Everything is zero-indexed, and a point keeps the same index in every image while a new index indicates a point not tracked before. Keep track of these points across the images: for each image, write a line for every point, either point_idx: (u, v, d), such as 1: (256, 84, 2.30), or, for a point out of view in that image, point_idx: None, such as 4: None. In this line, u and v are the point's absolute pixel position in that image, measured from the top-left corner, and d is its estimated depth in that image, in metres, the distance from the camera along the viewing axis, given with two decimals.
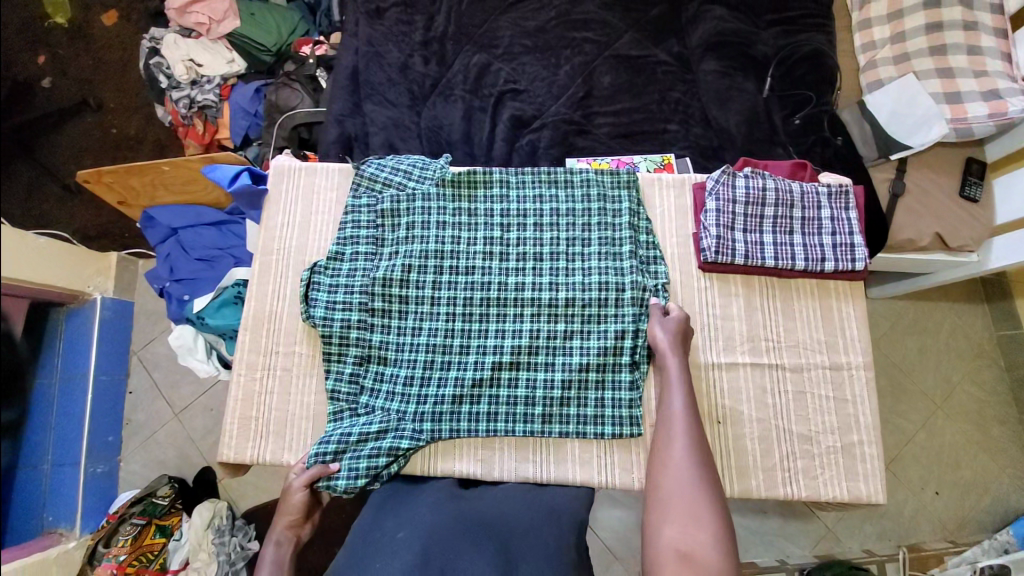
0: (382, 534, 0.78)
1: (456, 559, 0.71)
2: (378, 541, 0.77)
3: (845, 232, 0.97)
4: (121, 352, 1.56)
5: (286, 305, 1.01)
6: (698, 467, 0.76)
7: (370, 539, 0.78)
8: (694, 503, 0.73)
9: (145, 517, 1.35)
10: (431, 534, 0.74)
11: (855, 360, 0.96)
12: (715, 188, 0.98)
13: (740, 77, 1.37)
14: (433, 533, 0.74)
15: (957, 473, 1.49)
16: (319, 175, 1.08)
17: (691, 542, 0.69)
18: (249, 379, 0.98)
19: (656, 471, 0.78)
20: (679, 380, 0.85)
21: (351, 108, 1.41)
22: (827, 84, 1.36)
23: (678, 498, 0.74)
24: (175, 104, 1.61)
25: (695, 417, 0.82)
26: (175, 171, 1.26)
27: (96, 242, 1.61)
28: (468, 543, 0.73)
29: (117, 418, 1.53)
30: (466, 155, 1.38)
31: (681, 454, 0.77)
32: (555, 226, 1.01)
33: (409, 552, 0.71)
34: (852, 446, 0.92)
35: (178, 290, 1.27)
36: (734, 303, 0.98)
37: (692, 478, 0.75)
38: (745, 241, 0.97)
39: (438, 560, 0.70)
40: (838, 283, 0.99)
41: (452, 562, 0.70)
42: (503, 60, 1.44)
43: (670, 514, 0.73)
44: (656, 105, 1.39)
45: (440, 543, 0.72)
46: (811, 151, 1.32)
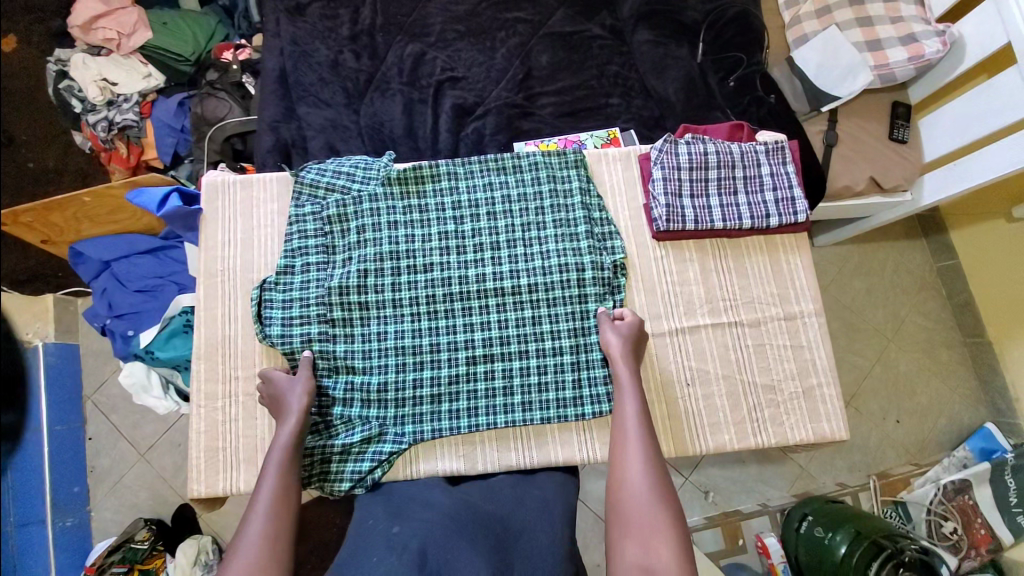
0: (375, 531, 0.76)
1: (451, 559, 0.69)
2: (372, 536, 0.76)
3: (786, 187, 1.00)
4: (74, 398, 1.47)
5: (240, 327, 0.97)
6: (655, 479, 0.74)
7: (366, 535, 0.77)
8: (653, 522, 0.71)
9: (126, 563, 1.30)
10: (427, 533, 0.73)
11: (807, 307, 1.00)
12: (659, 157, 0.99)
13: (673, 45, 1.39)
14: (429, 532, 0.73)
15: (913, 398, 1.60)
16: (255, 188, 1.03)
17: (654, 557, 0.68)
18: (211, 409, 0.94)
19: (614, 488, 0.76)
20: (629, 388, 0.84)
21: (284, 114, 1.35)
22: (758, 43, 1.39)
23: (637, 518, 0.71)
24: (93, 129, 1.50)
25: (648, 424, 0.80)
26: (98, 201, 1.18)
27: (28, 286, 1.48)
28: (463, 539, 0.73)
29: (81, 468, 1.45)
30: (411, 150, 1.35)
31: (637, 469, 0.76)
32: (508, 212, 1.00)
33: (405, 550, 0.70)
34: (812, 388, 0.97)
35: (120, 326, 1.19)
36: (689, 268, 1.00)
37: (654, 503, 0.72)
38: (693, 206, 0.99)
39: (435, 560, 0.69)
40: (784, 236, 1.02)
41: (449, 562, 0.69)
42: (438, 48, 1.40)
43: (630, 527, 0.71)
44: (596, 80, 1.39)
45: (436, 541, 0.72)
46: (748, 110, 1.35)
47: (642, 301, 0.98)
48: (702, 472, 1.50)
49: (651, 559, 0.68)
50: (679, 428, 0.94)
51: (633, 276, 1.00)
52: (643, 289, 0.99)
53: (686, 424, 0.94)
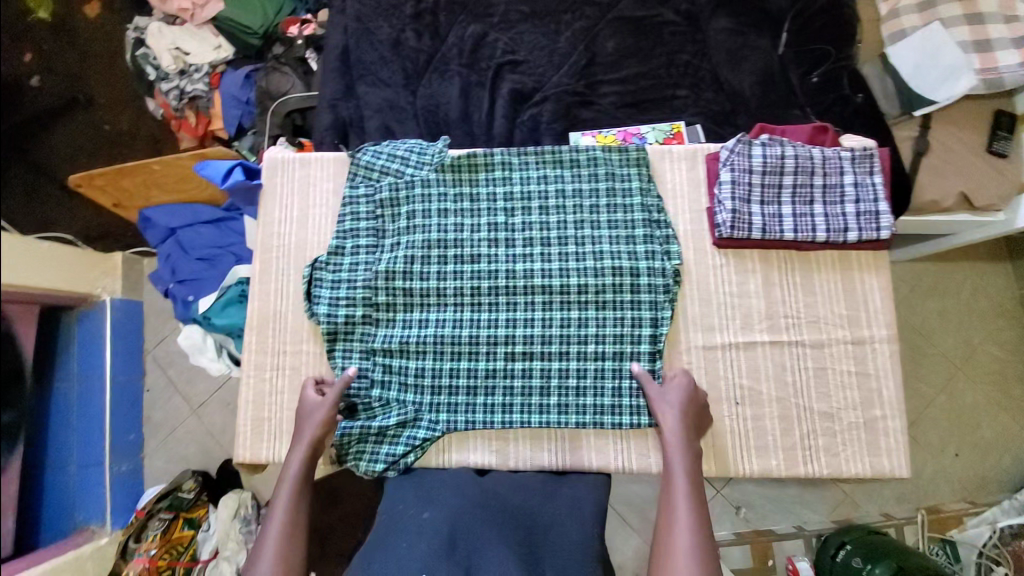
0: (406, 515, 0.80)
1: (479, 548, 0.73)
2: (403, 521, 0.79)
3: (869, 200, 0.92)
4: (136, 352, 1.59)
5: (291, 303, 0.99)
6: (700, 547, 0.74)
7: (399, 517, 0.80)
8: None
9: (172, 510, 1.39)
10: (457, 519, 0.77)
11: (879, 333, 0.92)
12: (730, 158, 0.93)
13: (753, 34, 1.29)
14: (458, 516, 0.77)
15: (976, 433, 1.47)
16: (313, 166, 1.04)
17: None
18: (260, 378, 0.97)
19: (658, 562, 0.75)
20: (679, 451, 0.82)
21: (343, 92, 1.36)
22: (848, 37, 1.27)
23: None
24: (166, 96, 1.59)
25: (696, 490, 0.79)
26: (167, 170, 1.23)
27: (99, 243, 1.61)
28: (491, 527, 0.76)
29: (138, 417, 1.56)
30: (465, 134, 1.33)
31: (683, 535, 0.75)
32: (561, 209, 0.97)
33: (433, 534, 0.75)
34: (875, 420, 0.90)
35: (182, 291, 1.26)
36: (751, 280, 0.94)
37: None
38: (762, 214, 0.92)
39: (462, 545, 0.74)
40: (861, 253, 0.94)
41: (474, 547, 0.73)
42: (500, 29, 1.37)
43: None
44: (664, 70, 1.32)
45: (464, 527, 0.76)
46: (830, 110, 1.25)
47: (696, 310, 0.93)
48: (734, 487, 1.44)
49: None
50: (723, 447, 0.89)
51: (688, 283, 0.94)
52: (698, 298, 0.93)
53: (732, 444, 0.89)
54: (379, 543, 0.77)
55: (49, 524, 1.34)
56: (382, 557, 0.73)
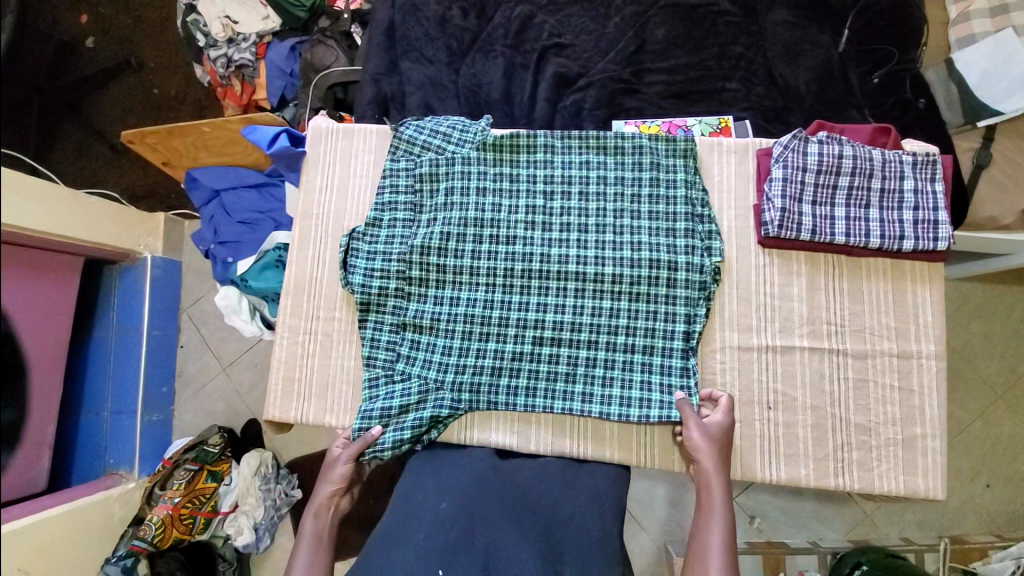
0: (423, 505, 0.78)
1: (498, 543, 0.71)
2: (421, 511, 0.77)
3: (929, 208, 0.87)
4: (173, 309, 1.65)
5: (327, 271, 1.00)
6: None
7: (415, 507, 0.79)
8: None
9: (198, 463, 1.43)
10: (477, 511, 0.74)
11: (927, 348, 0.88)
12: (784, 154, 0.89)
13: (814, 29, 1.24)
14: (475, 507, 0.75)
15: (1011, 464, 1.40)
16: (356, 137, 1.04)
17: None
18: (292, 341, 0.99)
19: None
20: (720, 506, 0.78)
21: (387, 67, 1.35)
22: (914, 38, 1.21)
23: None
24: (213, 64, 1.60)
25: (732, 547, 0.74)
26: (217, 132, 1.23)
27: (144, 203, 1.67)
28: (510, 521, 0.73)
29: (170, 372, 1.63)
30: (506, 117, 1.31)
31: None
32: (601, 196, 0.95)
33: (450, 528, 0.72)
34: (914, 438, 0.86)
35: (222, 252, 1.28)
36: (795, 282, 0.90)
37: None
38: (813, 214, 0.88)
39: (482, 539, 0.71)
40: (915, 263, 0.89)
41: (493, 540, 0.71)
42: (548, 11, 1.34)
43: None
44: (715, 61, 1.27)
45: (484, 520, 0.73)
46: (890, 113, 1.19)
47: (734, 310, 0.91)
48: (749, 496, 1.41)
49: None
50: (756, 452, 0.87)
51: (728, 280, 0.92)
52: (736, 297, 0.91)
53: (763, 448, 0.87)
54: (394, 530, 0.76)
55: (82, 468, 1.43)
56: (398, 548, 0.71)
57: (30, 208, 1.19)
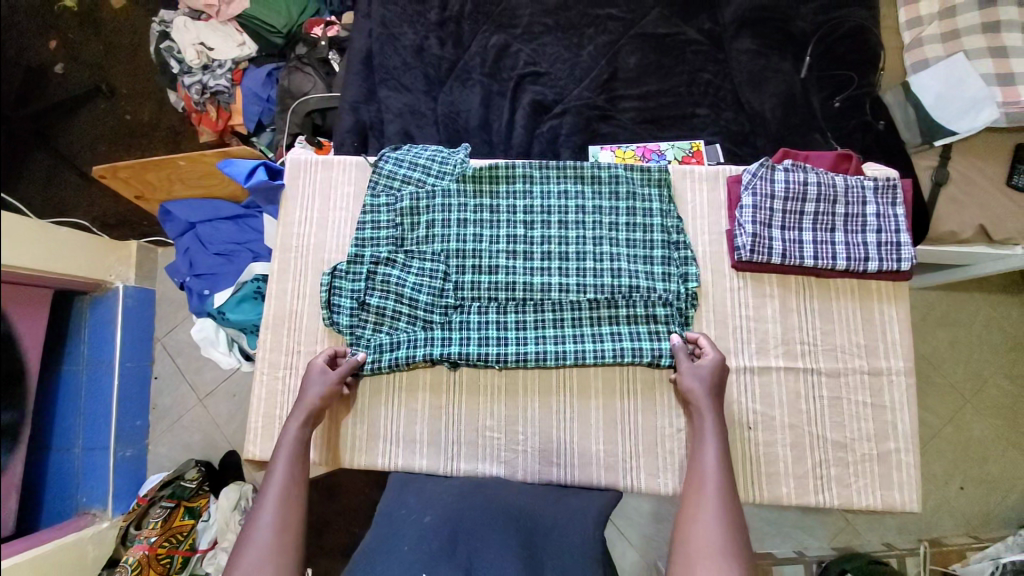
0: (408, 519, 0.79)
1: (479, 548, 0.72)
2: (404, 523, 0.78)
3: (891, 230, 0.92)
4: (146, 339, 1.61)
5: (307, 303, 0.99)
6: (728, 515, 0.73)
7: (394, 519, 0.81)
8: (714, 547, 0.70)
9: (174, 499, 1.40)
10: (460, 521, 0.77)
11: (895, 364, 0.91)
12: (752, 182, 0.92)
13: (776, 57, 1.30)
14: (459, 518, 0.77)
15: (981, 466, 1.45)
16: (335, 168, 1.05)
17: None
18: (273, 377, 0.97)
19: (682, 524, 0.74)
20: (713, 425, 0.81)
21: (365, 95, 1.36)
22: (870, 63, 1.28)
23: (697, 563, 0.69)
24: (188, 91, 1.59)
25: (727, 465, 0.78)
26: (194, 166, 1.21)
27: (116, 230, 1.64)
28: (495, 533, 0.74)
29: (144, 406, 1.58)
30: (484, 143, 1.34)
31: (711, 509, 0.73)
32: (580, 225, 0.97)
33: (436, 536, 0.74)
34: (888, 453, 0.89)
35: (197, 285, 1.25)
36: (768, 304, 0.93)
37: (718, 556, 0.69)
38: (782, 239, 0.91)
39: (466, 546, 0.73)
40: (881, 283, 0.94)
41: (477, 550, 0.72)
42: (523, 40, 1.38)
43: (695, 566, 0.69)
44: (685, 87, 1.32)
45: (467, 530, 0.75)
46: (851, 137, 1.26)
47: (712, 334, 0.92)
48: None
49: None
50: (737, 471, 0.88)
51: (705, 305, 0.94)
52: (713, 320, 0.93)
53: (745, 468, 0.88)
54: (377, 548, 0.75)
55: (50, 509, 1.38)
56: (383, 560, 0.71)
57: (22, 246, 1.19)
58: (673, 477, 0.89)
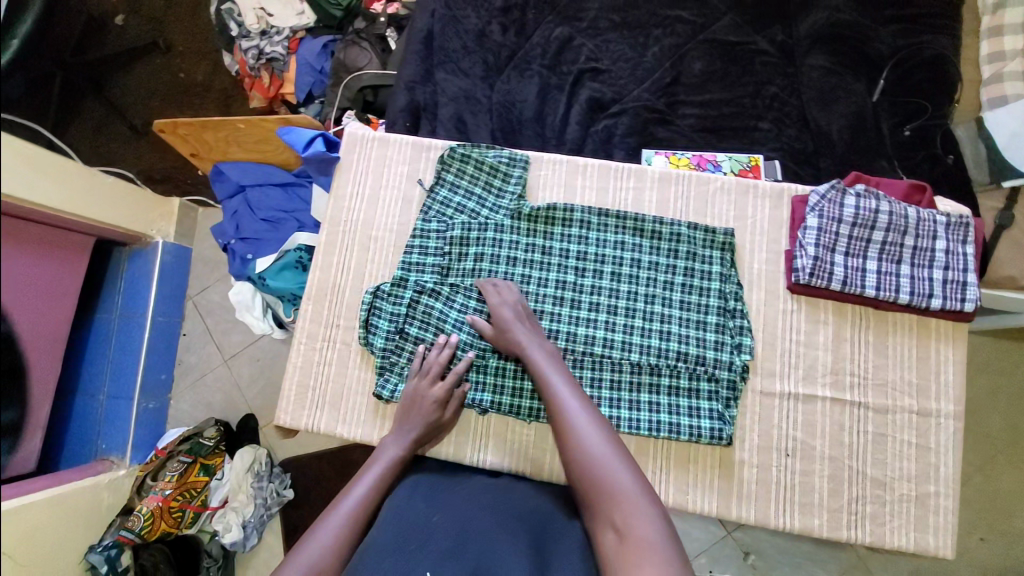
0: (415, 519, 0.74)
1: (492, 548, 0.67)
2: (413, 522, 0.73)
3: (958, 269, 0.88)
4: (179, 296, 1.63)
5: (350, 279, 0.99)
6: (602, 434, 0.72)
7: (401, 525, 0.73)
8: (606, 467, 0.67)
9: (191, 455, 1.42)
10: (470, 526, 0.72)
11: (946, 407, 0.88)
12: (820, 204, 0.89)
13: (849, 77, 1.26)
14: (468, 524, 0.72)
15: (1009, 521, 1.39)
16: (390, 148, 1.04)
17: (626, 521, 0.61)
18: (309, 347, 0.97)
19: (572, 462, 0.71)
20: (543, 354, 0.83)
21: (422, 76, 1.35)
22: (945, 94, 1.23)
23: (645, 560, 0.57)
24: (244, 55, 1.60)
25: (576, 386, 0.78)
26: (251, 130, 1.21)
27: (160, 186, 1.65)
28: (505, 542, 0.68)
29: (171, 359, 1.62)
30: (537, 136, 1.32)
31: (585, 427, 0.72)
32: (634, 280, 0.92)
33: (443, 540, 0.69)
34: (926, 495, 0.85)
35: (242, 249, 1.27)
36: (822, 331, 0.90)
37: (653, 518, 0.61)
38: (845, 265, 0.88)
39: (474, 550, 0.67)
40: (940, 322, 0.90)
41: (487, 556, 0.66)
42: (587, 35, 1.35)
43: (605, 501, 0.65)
44: (749, 99, 1.28)
45: (476, 538, 0.70)
46: (918, 168, 1.21)
47: (759, 353, 0.89)
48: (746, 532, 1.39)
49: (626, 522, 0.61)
50: (769, 498, 0.85)
51: (756, 327, 0.91)
52: (763, 340, 0.90)
53: (777, 496, 0.85)
54: (383, 545, 0.70)
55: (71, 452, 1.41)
56: (390, 557, 0.67)
57: (65, 190, 1.23)
58: (708, 497, 0.86)
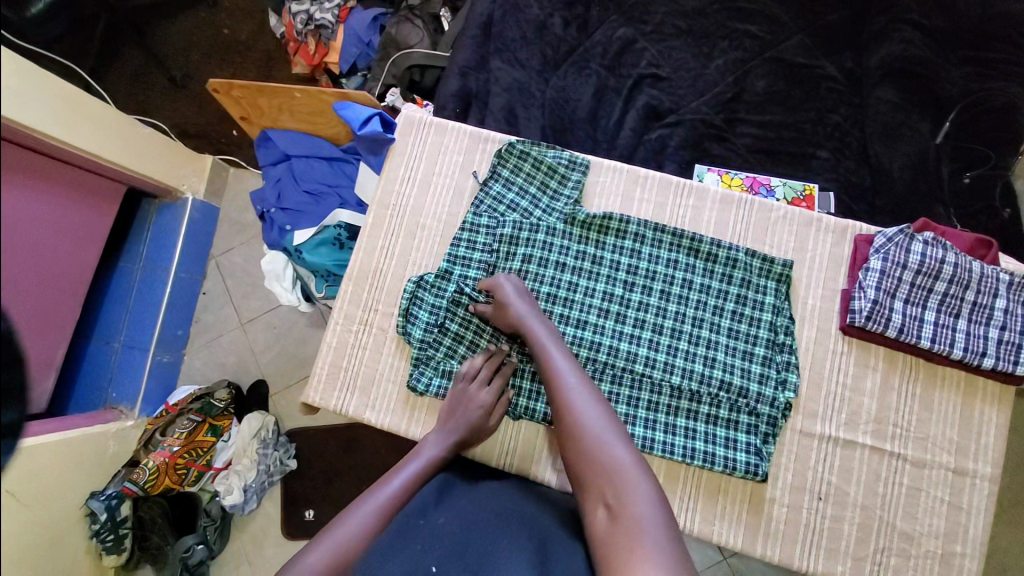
0: (418, 519, 0.74)
1: (492, 553, 0.66)
2: (416, 524, 0.72)
3: (1016, 330, 0.86)
4: (202, 255, 1.60)
5: (394, 265, 0.98)
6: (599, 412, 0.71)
7: (407, 528, 0.72)
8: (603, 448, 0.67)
9: (202, 415, 1.39)
10: (473, 526, 0.71)
11: (983, 469, 0.86)
12: (886, 246, 0.87)
13: (915, 116, 1.22)
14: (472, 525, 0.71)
15: None
16: (447, 135, 1.02)
17: (620, 503, 0.61)
18: (346, 329, 0.96)
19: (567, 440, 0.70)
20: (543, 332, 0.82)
21: (476, 62, 1.32)
22: (1010, 145, 1.20)
23: (637, 541, 0.57)
24: (293, 19, 1.55)
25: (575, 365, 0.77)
26: (307, 100, 1.19)
27: (194, 141, 1.61)
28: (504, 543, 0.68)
29: (188, 316, 1.58)
30: (587, 137, 1.29)
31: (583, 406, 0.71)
32: (683, 300, 0.90)
33: (442, 542, 0.68)
34: (953, 555, 0.84)
35: (281, 219, 1.26)
36: (869, 377, 0.88)
37: (648, 500, 0.61)
38: (903, 312, 0.87)
39: (475, 550, 0.67)
40: (988, 382, 0.88)
41: (487, 558, 0.65)
42: (651, 39, 1.31)
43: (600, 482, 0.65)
44: (810, 125, 1.25)
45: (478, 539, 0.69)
46: (975, 217, 1.18)
47: (802, 391, 0.88)
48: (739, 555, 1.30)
49: (619, 504, 0.62)
50: (794, 537, 0.84)
51: (803, 365, 0.89)
52: (808, 378, 0.88)
53: (803, 536, 0.84)
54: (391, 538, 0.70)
55: (81, 394, 1.41)
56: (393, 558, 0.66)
57: (99, 133, 1.20)
58: (732, 529, 0.85)
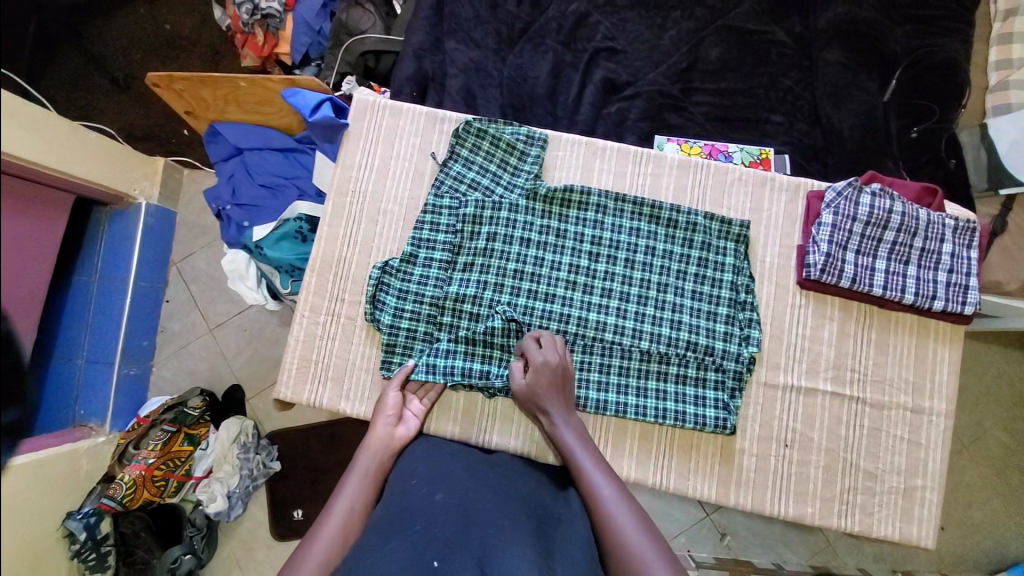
0: (416, 494, 0.72)
1: (494, 528, 0.65)
2: (413, 499, 0.71)
3: (962, 272, 0.90)
4: (162, 261, 1.54)
5: (357, 252, 0.96)
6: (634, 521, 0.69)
7: (400, 514, 0.68)
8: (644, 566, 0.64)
9: (176, 424, 1.34)
10: (472, 504, 0.70)
11: (938, 406, 0.91)
12: (836, 201, 0.90)
13: (862, 75, 1.25)
14: (471, 502, 0.70)
15: None
16: (403, 117, 1.01)
17: None
18: (313, 322, 0.95)
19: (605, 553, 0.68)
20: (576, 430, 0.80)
21: (431, 44, 1.29)
22: (953, 98, 1.24)
23: None
24: (238, 9, 1.45)
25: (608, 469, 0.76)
26: (253, 89, 1.14)
27: (142, 144, 1.54)
28: (506, 523, 0.66)
29: (153, 325, 1.53)
30: (547, 114, 1.29)
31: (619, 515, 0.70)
32: (648, 266, 0.92)
33: (447, 516, 0.66)
34: (914, 490, 0.89)
35: (238, 216, 1.22)
36: (827, 327, 0.92)
37: None
38: (855, 263, 0.90)
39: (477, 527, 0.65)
40: (939, 323, 0.92)
41: (489, 533, 0.63)
42: (604, 12, 1.31)
43: None
44: (762, 90, 1.27)
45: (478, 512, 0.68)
46: (922, 170, 1.22)
47: (765, 346, 0.91)
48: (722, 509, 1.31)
49: None
50: (766, 486, 0.88)
51: (764, 319, 0.92)
52: (770, 332, 0.92)
53: (773, 484, 0.88)
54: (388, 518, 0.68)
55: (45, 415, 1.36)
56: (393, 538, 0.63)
57: (43, 143, 1.14)
58: (707, 482, 0.88)
